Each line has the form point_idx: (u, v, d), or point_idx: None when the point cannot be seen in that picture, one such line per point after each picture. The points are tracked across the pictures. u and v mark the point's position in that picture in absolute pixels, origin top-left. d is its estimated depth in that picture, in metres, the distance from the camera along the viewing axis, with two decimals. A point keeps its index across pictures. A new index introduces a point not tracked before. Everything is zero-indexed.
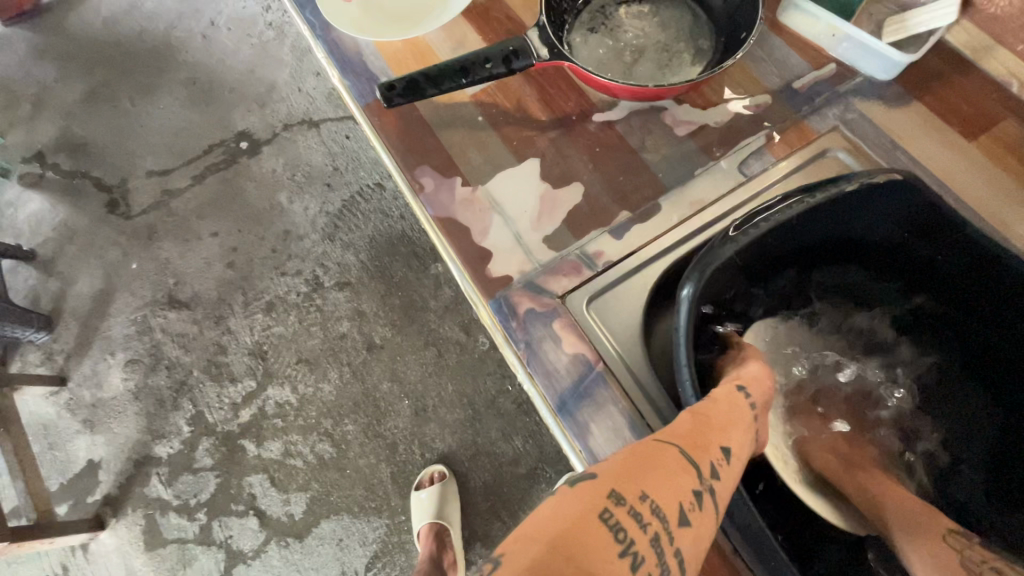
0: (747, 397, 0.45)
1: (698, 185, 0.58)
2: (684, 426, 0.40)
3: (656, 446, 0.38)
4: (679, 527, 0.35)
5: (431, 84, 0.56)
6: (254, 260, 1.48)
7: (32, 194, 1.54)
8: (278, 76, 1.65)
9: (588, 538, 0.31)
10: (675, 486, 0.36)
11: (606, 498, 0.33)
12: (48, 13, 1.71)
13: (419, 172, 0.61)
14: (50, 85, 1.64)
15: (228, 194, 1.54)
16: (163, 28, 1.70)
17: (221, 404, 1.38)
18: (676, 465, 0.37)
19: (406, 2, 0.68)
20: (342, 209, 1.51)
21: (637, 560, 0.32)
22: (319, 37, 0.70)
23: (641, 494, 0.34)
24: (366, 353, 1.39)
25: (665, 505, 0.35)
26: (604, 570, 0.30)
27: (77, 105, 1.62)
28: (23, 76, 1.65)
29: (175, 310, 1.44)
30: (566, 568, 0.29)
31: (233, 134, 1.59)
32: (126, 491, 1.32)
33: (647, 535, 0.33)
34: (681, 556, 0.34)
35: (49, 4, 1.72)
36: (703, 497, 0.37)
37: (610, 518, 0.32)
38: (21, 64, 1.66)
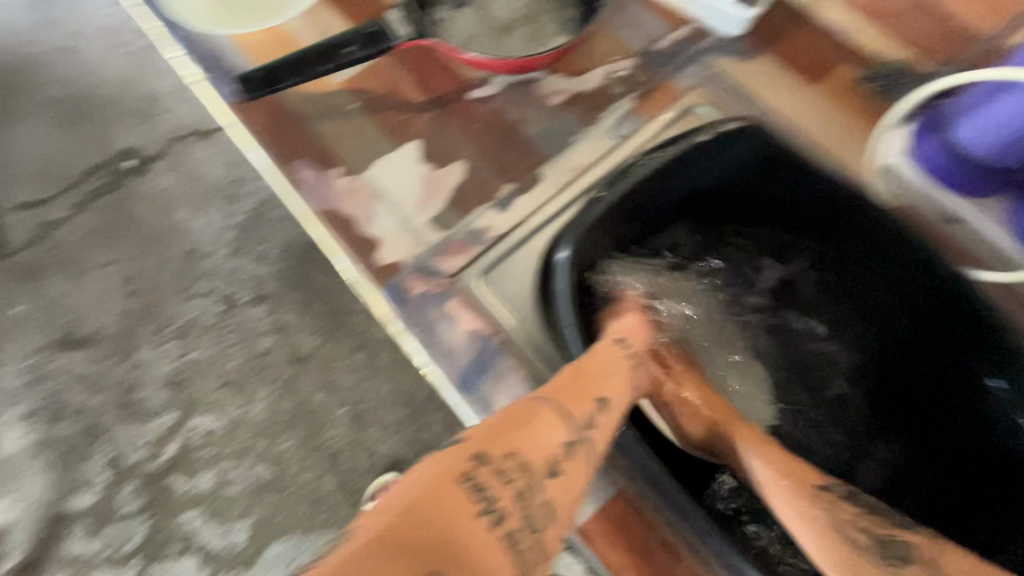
0: (624, 348, 0.49)
1: (576, 152, 0.59)
2: (564, 380, 0.43)
3: (533, 402, 0.42)
4: (548, 479, 0.39)
5: (289, 75, 0.54)
6: (157, 285, 1.38)
7: None
8: (159, 85, 1.53)
9: (445, 502, 0.35)
10: (546, 443, 0.40)
11: (472, 462, 0.37)
12: None
13: (295, 167, 0.58)
14: None
15: (118, 218, 1.42)
16: (16, 43, 1.53)
17: (140, 444, 1.28)
18: (550, 422, 0.40)
19: None
20: (249, 220, 1.43)
21: (497, 514, 0.36)
22: (170, 34, 0.65)
23: (506, 452, 0.38)
24: (294, 367, 1.34)
25: (531, 460, 0.39)
26: (460, 525, 0.34)
27: None
28: None
29: (75, 350, 1.32)
30: (422, 529, 0.33)
31: (115, 152, 1.47)
32: (44, 554, 1.21)
33: (509, 491, 0.37)
34: (549, 504, 0.39)
35: None
36: (577, 447, 0.41)
37: (471, 479, 0.36)
38: None
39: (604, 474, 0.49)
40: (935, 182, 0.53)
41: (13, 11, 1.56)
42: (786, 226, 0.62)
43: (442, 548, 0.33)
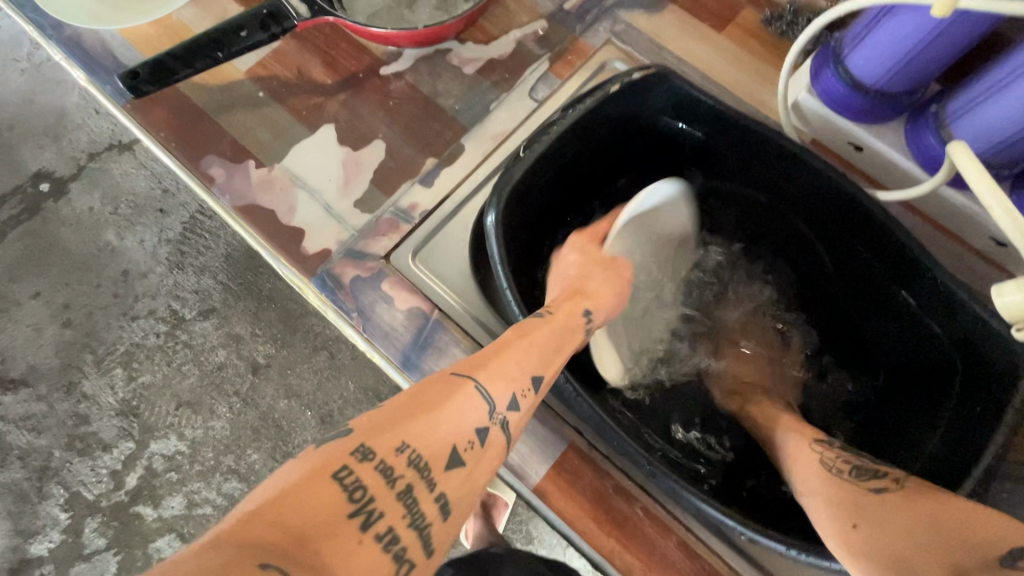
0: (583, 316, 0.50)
1: (496, 118, 0.59)
2: (492, 360, 0.43)
3: (446, 386, 0.40)
4: (445, 471, 0.38)
5: (181, 67, 0.52)
6: (94, 312, 1.33)
7: None
8: (66, 100, 1.43)
9: (315, 496, 0.32)
10: (450, 430, 0.39)
11: (356, 456, 0.35)
12: None
13: (205, 164, 0.56)
14: None
15: (40, 247, 1.36)
16: None
17: (99, 477, 1.26)
18: (457, 408, 0.40)
19: None
20: (184, 233, 1.37)
21: (374, 515, 0.34)
22: (51, 37, 0.61)
23: (398, 446, 0.36)
24: (252, 377, 1.30)
25: (427, 453, 0.37)
26: (328, 523, 0.32)
27: None
28: None
29: (12, 392, 1.29)
30: (280, 530, 0.30)
31: (28, 177, 1.39)
32: None
33: (392, 488, 0.35)
34: (445, 500, 0.37)
35: None
36: (485, 433, 0.40)
37: (347, 475, 0.34)
38: None
39: (555, 433, 0.49)
40: (837, 113, 0.55)
41: None
42: (706, 171, 0.63)
43: (301, 548, 0.30)
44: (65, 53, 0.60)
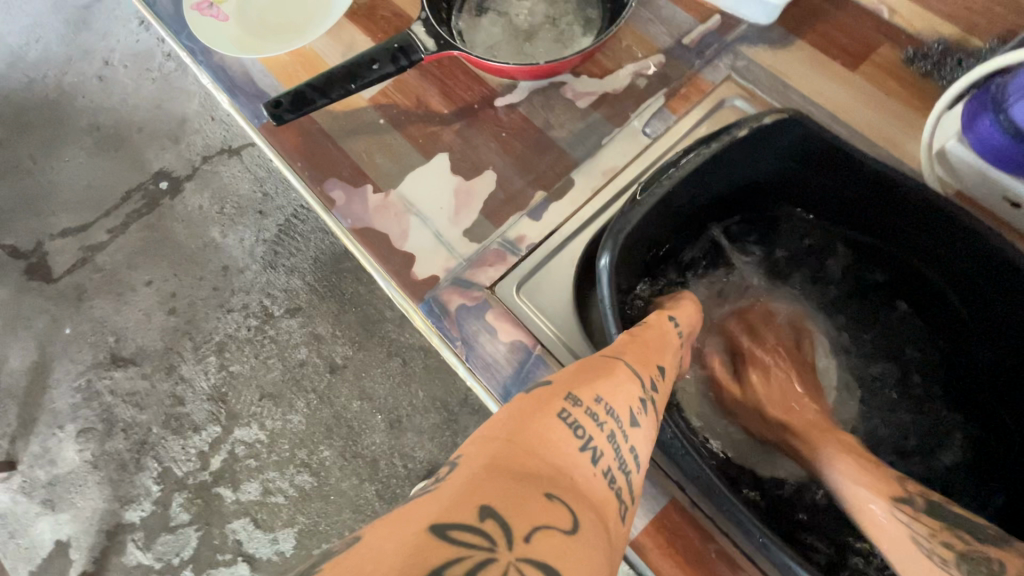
0: (675, 325, 0.54)
1: (607, 154, 0.58)
2: (627, 350, 0.47)
3: (609, 359, 0.46)
4: (635, 426, 0.43)
5: (320, 94, 0.55)
6: (196, 302, 1.58)
7: None
8: (188, 108, 1.82)
9: (543, 436, 0.38)
10: (623, 398, 0.43)
11: (566, 401, 0.41)
12: None
13: (328, 186, 0.59)
14: None
15: (158, 239, 1.67)
16: (56, 79, 1.94)
17: (189, 456, 1.45)
18: (627, 375, 0.45)
19: (287, 12, 0.67)
20: (279, 234, 1.62)
21: (596, 453, 0.39)
22: (200, 62, 0.66)
23: (596, 399, 0.42)
24: (329, 376, 1.47)
25: (618, 407, 0.42)
26: (560, 451, 0.37)
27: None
28: None
29: (121, 368, 1.55)
30: (524, 459, 0.36)
31: (150, 175, 1.75)
32: (105, 563, 1.39)
33: (602, 433, 0.40)
34: (637, 447, 0.42)
35: None
36: (650, 400, 0.45)
37: (569, 417, 0.40)
38: None
39: (657, 486, 0.50)
40: (992, 164, 0.54)
41: (55, 53, 1.98)
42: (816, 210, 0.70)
43: (547, 476, 0.35)
44: (208, 75, 0.66)
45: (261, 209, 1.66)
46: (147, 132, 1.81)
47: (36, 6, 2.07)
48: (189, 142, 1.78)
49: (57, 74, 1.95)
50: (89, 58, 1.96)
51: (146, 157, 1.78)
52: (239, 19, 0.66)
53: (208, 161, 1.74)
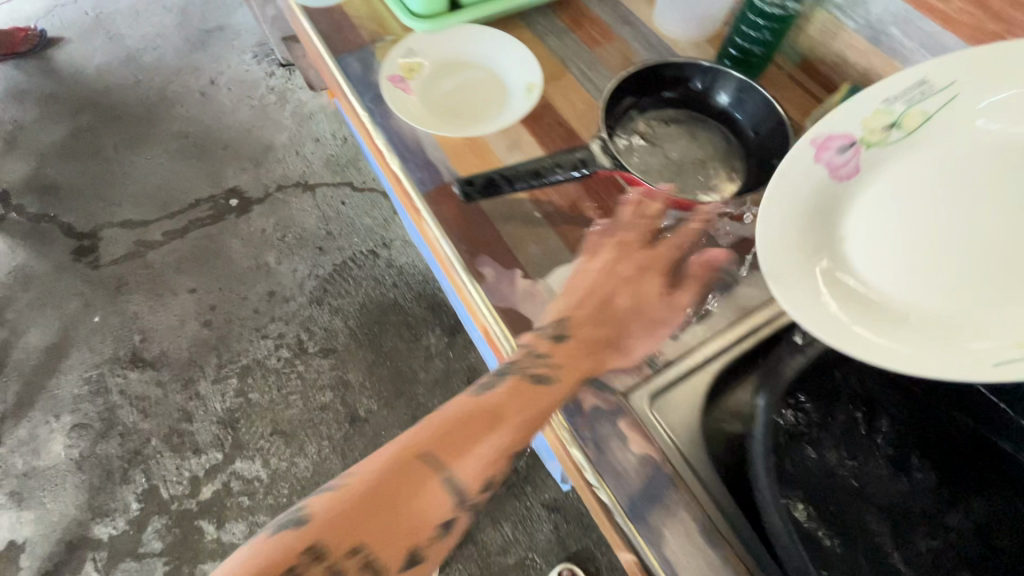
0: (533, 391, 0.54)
1: (743, 292, 0.63)
2: (361, 479, 0.49)
3: (379, 477, 0.49)
4: (417, 556, 0.49)
5: (507, 181, 0.60)
6: (232, 320, 1.58)
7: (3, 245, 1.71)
8: (276, 138, 1.93)
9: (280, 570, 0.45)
10: (421, 516, 0.49)
11: (315, 542, 0.46)
12: (62, 80, 2.07)
13: (480, 262, 0.63)
14: (47, 147, 1.91)
15: (212, 250, 1.70)
16: (160, 86, 2.07)
17: (180, 478, 1.37)
18: (427, 503, 0.49)
19: (464, 98, 0.74)
20: (333, 273, 1.65)
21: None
22: (377, 122, 0.73)
23: (363, 542, 0.47)
24: (348, 427, 1.43)
25: (394, 543, 0.48)
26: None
27: (65, 162, 1.87)
28: (27, 138, 1.93)
29: (138, 369, 1.51)
30: None
31: (223, 191, 1.81)
32: None
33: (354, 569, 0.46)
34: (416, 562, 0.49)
35: (68, 72, 2.09)
36: (454, 522, 0.50)
37: (311, 557, 0.46)
38: (21, 123, 1.96)
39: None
40: None
41: (169, 64, 2.14)
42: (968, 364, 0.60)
43: None
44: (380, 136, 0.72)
45: (321, 246, 1.70)
46: (231, 151, 1.90)
47: (163, 20, 2.26)
48: (269, 168, 1.86)
49: (163, 82, 2.08)
50: (197, 75, 2.10)
51: (224, 173, 1.85)
52: (422, 96, 0.73)
53: (282, 191, 1.81)
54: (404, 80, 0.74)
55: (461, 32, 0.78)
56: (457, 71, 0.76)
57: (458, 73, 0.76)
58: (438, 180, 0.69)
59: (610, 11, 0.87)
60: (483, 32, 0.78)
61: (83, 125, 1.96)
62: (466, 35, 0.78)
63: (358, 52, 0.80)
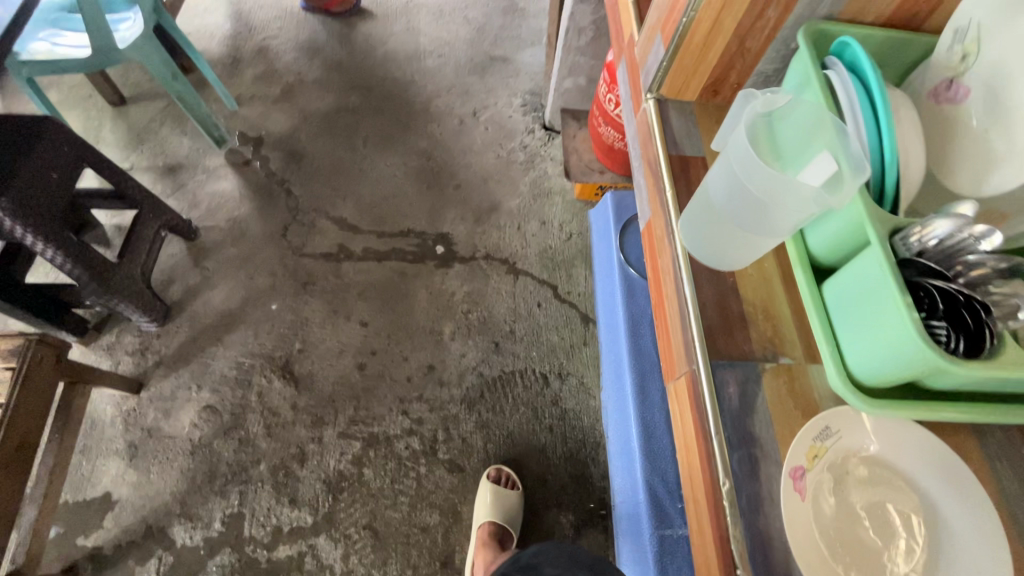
0: None
1: None
2: None
3: None
4: None
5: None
6: (384, 377, 1.50)
7: (236, 188, 1.77)
8: (506, 200, 1.83)
9: None
10: None
11: None
12: (352, 51, 2.14)
13: None
14: (311, 110, 1.97)
15: (398, 291, 1.63)
16: (428, 95, 2.07)
17: (266, 522, 1.30)
18: None
19: (874, 537, 0.52)
20: (496, 379, 1.51)
21: None
22: (740, 509, 0.53)
23: None
24: (437, 566, 1.29)
25: None
26: None
27: (318, 133, 1.92)
28: (301, 94, 2.00)
29: (283, 380, 1.47)
30: None
31: (435, 233, 1.75)
32: (120, 557, 1.25)
33: None
34: None
35: (359, 45, 2.16)
36: None
37: None
38: (302, 76, 2.05)
39: None
40: None
41: (445, 76, 2.13)
42: None
43: None
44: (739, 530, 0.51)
45: (498, 342, 1.57)
46: (460, 193, 1.84)
47: (459, 30, 2.26)
48: (486, 230, 1.77)
49: (432, 92, 2.07)
50: (464, 99, 2.07)
51: (444, 214, 1.79)
52: (822, 508, 0.52)
53: (487, 261, 1.70)
54: (803, 473, 0.53)
55: (905, 429, 0.55)
56: (877, 490, 0.53)
57: (877, 495, 0.53)
58: None
59: None
60: (938, 449, 0.54)
61: (349, 104, 2.00)
62: (909, 441, 0.55)
63: (739, 364, 0.60)
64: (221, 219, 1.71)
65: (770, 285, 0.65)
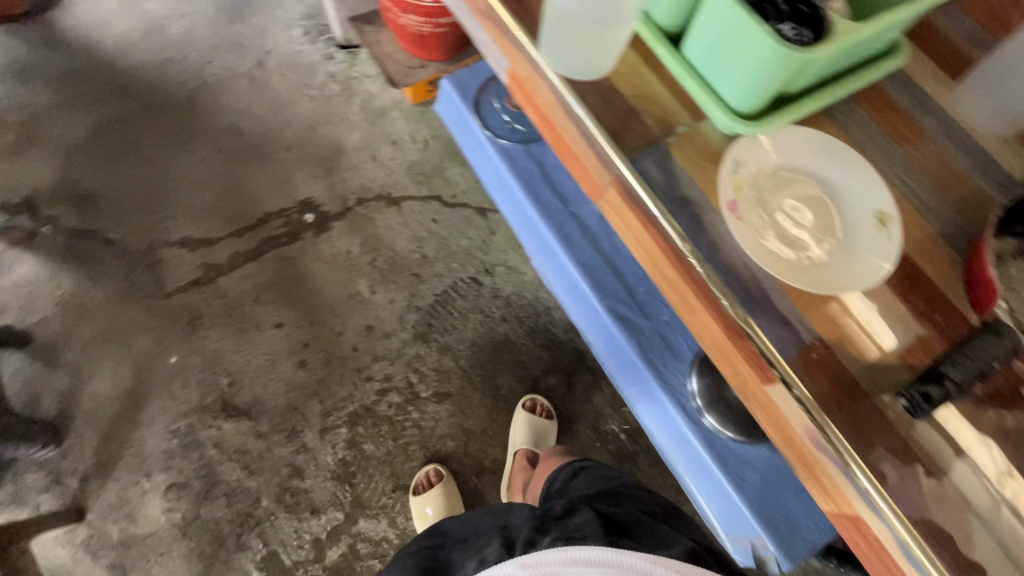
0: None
1: None
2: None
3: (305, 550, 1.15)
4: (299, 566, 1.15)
5: (949, 379, 0.54)
6: (331, 360, 1.44)
7: (37, 263, 1.47)
8: (347, 139, 1.70)
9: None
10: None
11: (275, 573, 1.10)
12: (72, 51, 1.73)
13: (877, 457, 0.55)
14: (71, 141, 1.62)
15: (294, 276, 1.52)
16: (197, 66, 1.77)
17: (301, 543, 1.29)
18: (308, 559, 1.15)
19: (808, 225, 0.63)
20: (435, 304, 1.52)
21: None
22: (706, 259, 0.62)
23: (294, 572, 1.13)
24: (474, 478, 1.39)
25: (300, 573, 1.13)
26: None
27: (98, 162, 1.60)
28: (44, 126, 1.63)
29: (232, 419, 1.36)
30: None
31: (296, 203, 1.61)
32: None
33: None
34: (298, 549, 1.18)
35: (76, 41, 1.74)
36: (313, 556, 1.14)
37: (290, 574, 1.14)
38: (32, 107, 1.65)
39: None
40: None
41: (202, 36, 1.81)
42: None
43: None
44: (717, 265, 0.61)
45: (417, 272, 1.55)
46: (297, 153, 1.67)
47: None
48: (345, 177, 1.65)
49: (200, 61, 1.77)
50: (240, 54, 1.80)
51: (293, 181, 1.64)
52: (769, 225, 0.62)
53: (364, 205, 1.62)
54: (734, 203, 0.62)
55: (795, 138, 0.65)
56: (790, 187, 0.64)
57: (791, 190, 0.63)
58: (799, 343, 0.59)
59: (910, 95, 0.76)
60: (822, 143, 0.65)
61: (111, 114, 1.67)
62: (796, 138, 0.65)
63: (649, 151, 0.66)
64: (47, 307, 1.42)
65: (641, 72, 0.70)
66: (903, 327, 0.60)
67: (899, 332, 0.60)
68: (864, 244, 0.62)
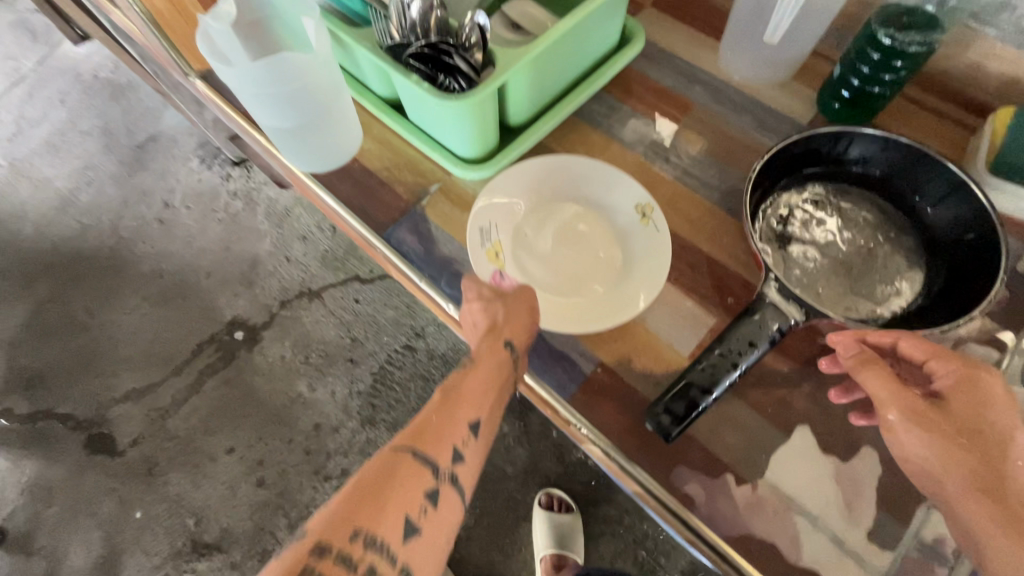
0: None
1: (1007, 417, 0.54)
2: None
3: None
4: None
5: (699, 389, 0.50)
6: (286, 470, 1.44)
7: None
8: (259, 248, 1.74)
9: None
10: None
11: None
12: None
13: (679, 478, 0.52)
14: (12, 331, 1.70)
15: (236, 396, 1.53)
16: (110, 224, 1.85)
17: None
18: None
19: (579, 258, 0.61)
20: (375, 384, 1.51)
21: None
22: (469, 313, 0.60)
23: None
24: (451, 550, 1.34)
25: None
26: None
27: (37, 343, 1.67)
28: None
29: (205, 557, 1.37)
30: None
31: (224, 325, 1.64)
32: None
33: None
34: None
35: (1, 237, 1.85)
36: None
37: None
38: None
39: None
40: None
41: (110, 195, 1.90)
42: None
43: None
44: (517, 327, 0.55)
45: (351, 357, 1.55)
46: (216, 277, 1.71)
47: (86, 146, 2.00)
48: (264, 285, 1.68)
49: (113, 219, 1.85)
50: (147, 200, 1.88)
51: (217, 304, 1.67)
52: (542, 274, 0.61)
53: (287, 307, 1.64)
54: (502, 272, 0.60)
55: (538, 172, 0.64)
56: (548, 223, 0.63)
57: (552, 226, 0.63)
58: (578, 375, 0.57)
59: (674, 73, 0.73)
60: (561, 162, 0.65)
61: (42, 294, 1.75)
62: (536, 170, 0.65)
63: (404, 219, 0.65)
64: (16, 497, 1.47)
65: (388, 144, 0.69)
66: (689, 324, 0.58)
67: (684, 333, 0.58)
68: (637, 254, 0.61)
